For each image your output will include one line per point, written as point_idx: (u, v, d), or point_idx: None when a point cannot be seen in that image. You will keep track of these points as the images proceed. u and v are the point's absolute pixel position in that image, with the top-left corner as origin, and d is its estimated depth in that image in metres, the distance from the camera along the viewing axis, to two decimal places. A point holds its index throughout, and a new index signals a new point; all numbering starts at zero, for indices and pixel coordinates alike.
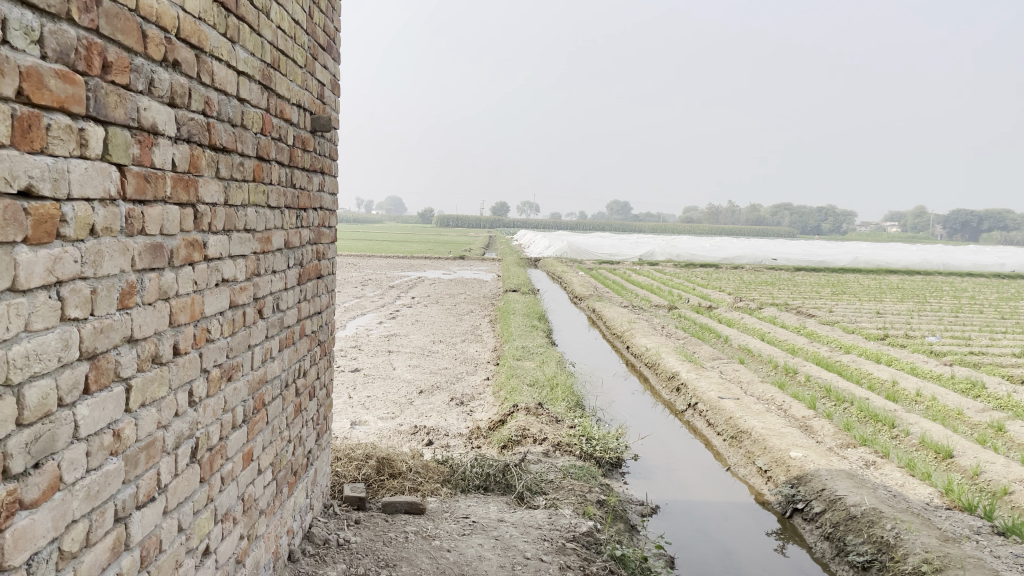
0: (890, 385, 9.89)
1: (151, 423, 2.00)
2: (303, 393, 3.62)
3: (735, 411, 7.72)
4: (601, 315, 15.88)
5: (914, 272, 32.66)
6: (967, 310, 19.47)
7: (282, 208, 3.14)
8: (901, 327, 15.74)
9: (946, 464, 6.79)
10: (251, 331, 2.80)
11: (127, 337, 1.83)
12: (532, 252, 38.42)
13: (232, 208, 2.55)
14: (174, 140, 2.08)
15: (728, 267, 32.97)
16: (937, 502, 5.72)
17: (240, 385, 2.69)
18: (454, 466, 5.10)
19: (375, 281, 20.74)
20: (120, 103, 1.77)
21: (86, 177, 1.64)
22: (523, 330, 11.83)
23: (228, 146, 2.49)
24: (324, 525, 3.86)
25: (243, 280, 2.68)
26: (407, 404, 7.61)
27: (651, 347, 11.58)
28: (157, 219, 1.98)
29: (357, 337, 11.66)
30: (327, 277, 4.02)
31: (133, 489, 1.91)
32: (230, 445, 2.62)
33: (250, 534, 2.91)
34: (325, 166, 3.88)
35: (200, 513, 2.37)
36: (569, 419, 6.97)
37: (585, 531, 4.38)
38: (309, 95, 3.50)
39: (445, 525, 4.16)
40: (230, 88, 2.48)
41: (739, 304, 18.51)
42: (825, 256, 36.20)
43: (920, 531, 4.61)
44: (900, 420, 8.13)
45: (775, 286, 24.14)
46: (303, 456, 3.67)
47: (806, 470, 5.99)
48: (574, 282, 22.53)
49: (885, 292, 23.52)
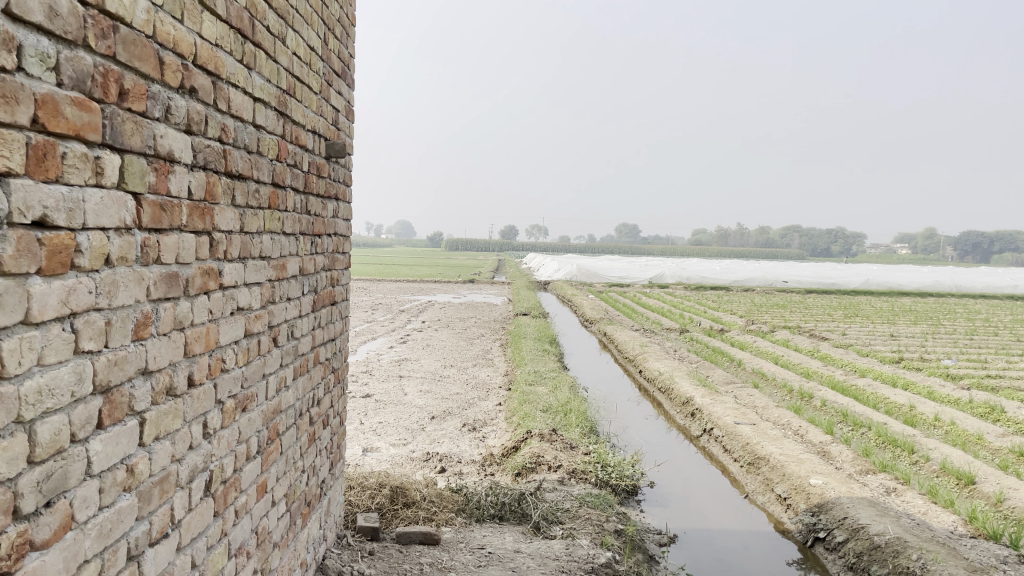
0: (908, 409, 9.75)
1: (165, 457, 1.94)
2: (317, 422, 3.57)
3: (752, 437, 7.61)
4: (612, 338, 15.79)
5: (926, 294, 32.42)
6: (982, 332, 19.28)
7: (297, 234, 3.11)
8: (916, 350, 15.59)
9: (968, 490, 6.67)
10: (266, 360, 2.75)
11: (141, 369, 1.79)
12: (541, 275, 38.35)
13: (248, 235, 2.52)
14: (190, 167, 2.05)
15: (738, 289, 32.80)
16: (962, 530, 5.60)
17: (255, 415, 2.64)
18: (469, 495, 5.02)
19: (385, 305, 20.75)
20: (137, 130, 1.74)
21: (102, 207, 1.60)
22: (535, 355, 11.75)
23: (244, 172, 2.45)
24: (338, 557, 3.79)
25: (259, 307, 2.64)
26: (419, 430, 7.54)
27: (664, 371, 11.48)
28: (172, 248, 1.94)
29: (367, 361, 11.62)
30: (341, 303, 3.98)
31: (146, 526, 1.85)
32: (244, 477, 2.56)
33: (264, 568, 2.85)
34: (339, 192, 3.85)
35: (213, 548, 2.30)
36: (584, 445, 6.88)
37: (604, 562, 4.29)
38: (323, 121, 3.48)
39: (461, 556, 4.08)
40: (247, 115, 2.46)
41: (751, 327, 18.39)
42: (836, 278, 35.98)
43: (947, 561, 4.49)
44: (920, 445, 8.00)
45: (788, 309, 24.00)
46: (317, 486, 3.61)
47: (827, 498, 5.88)
48: (585, 305, 22.42)
49: (898, 314, 23.32)
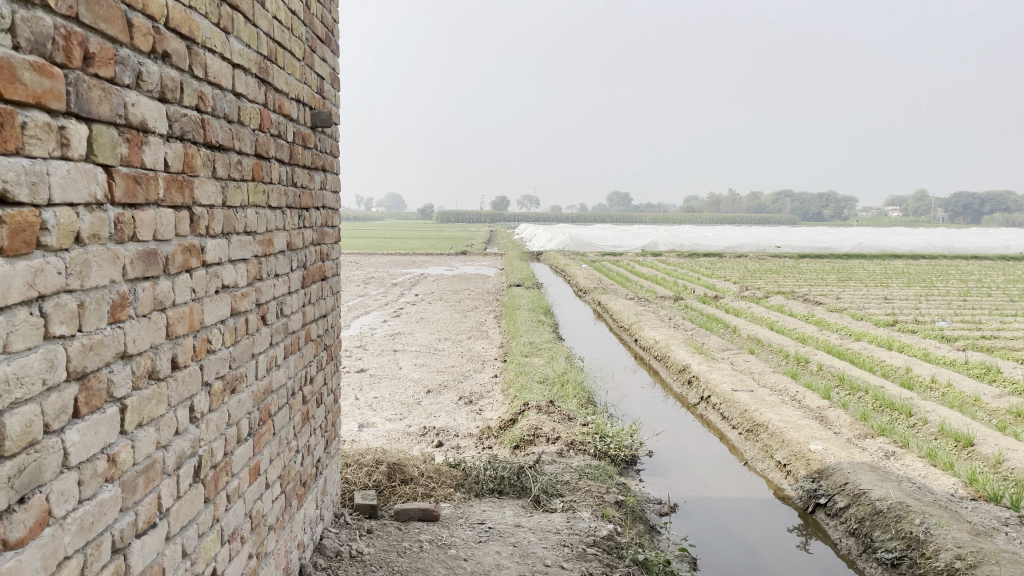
0: (904, 372, 9.74)
1: (150, 444, 1.85)
2: (310, 400, 3.48)
3: (750, 403, 7.57)
4: (607, 308, 15.71)
5: (918, 256, 32.47)
6: (975, 293, 19.32)
7: (283, 207, 2.99)
8: (910, 312, 15.60)
9: (967, 452, 6.66)
10: (255, 339, 2.66)
11: (120, 353, 1.69)
12: (534, 245, 38.17)
13: (231, 210, 2.41)
14: (166, 138, 1.94)
15: (731, 255, 32.75)
16: (962, 493, 5.58)
17: (245, 396, 2.55)
18: (467, 470, 4.96)
19: (377, 279, 20.63)
20: (105, 98, 1.63)
21: (69, 180, 1.49)
22: (530, 326, 11.68)
23: (224, 143, 2.33)
24: (336, 536, 3.72)
25: (245, 285, 2.54)
26: (415, 405, 7.48)
27: (659, 339, 11.43)
28: (150, 224, 1.84)
29: (361, 336, 11.53)
30: (332, 278, 3.87)
31: (132, 517, 1.77)
32: (236, 461, 2.47)
33: (260, 552, 2.77)
34: (326, 164, 3.72)
35: (205, 535, 2.22)
36: (581, 416, 6.82)
37: (606, 535, 4.23)
38: (308, 89, 3.34)
39: (461, 532, 4.02)
40: (226, 82, 2.33)
41: (745, 293, 18.34)
42: (829, 242, 35.90)
43: (950, 526, 4.44)
44: (917, 408, 7.98)
45: (781, 274, 23.93)
46: (312, 466, 3.53)
47: (827, 463, 5.83)
48: (578, 275, 22.36)
49: (891, 277, 23.31)
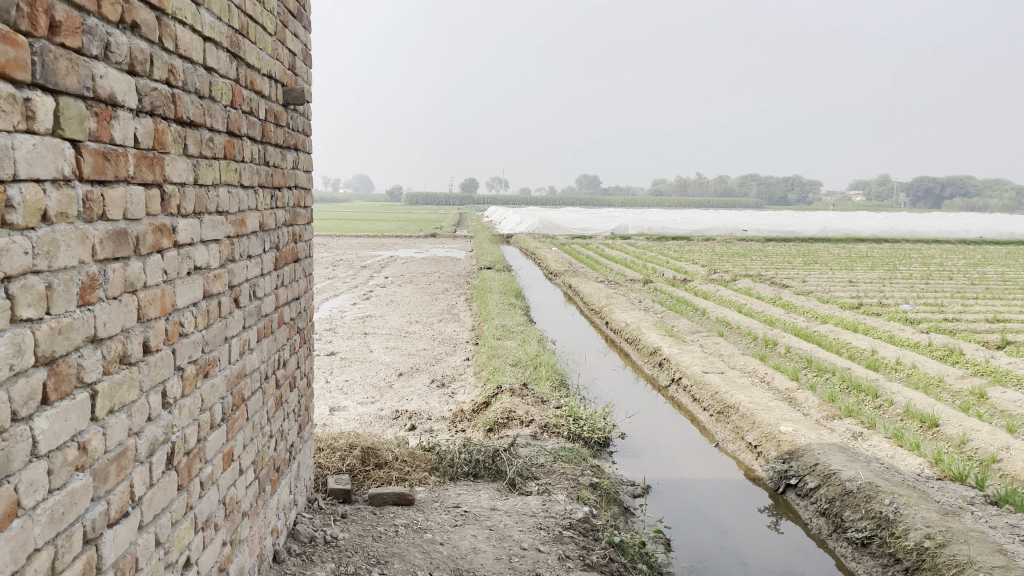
0: (870, 354, 9.89)
1: (122, 431, 1.79)
2: (283, 384, 3.41)
3: (721, 385, 7.63)
4: (578, 291, 15.74)
5: (882, 240, 32.98)
6: (936, 276, 19.69)
7: (255, 187, 2.91)
8: (875, 295, 15.85)
9: (932, 433, 6.78)
10: (228, 322, 2.59)
11: (90, 337, 1.62)
12: (503, 228, 38.10)
13: (203, 188, 2.33)
14: (136, 113, 1.86)
15: (700, 238, 32.98)
16: (928, 473, 5.68)
17: (218, 381, 2.48)
18: (441, 453, 4.92)
19: (346, 261, 20.44)
20: (72, 69, 1.55)
21: (34, 155, 1.42)
22: (501, 308, 11.65)
23: (196, 119, 2.25)
24: (310, 522, 3.67)
25: (218, 266, 2.46)
26: (387, 388, 7.42)
27: (630, 322, 11.47)
28: (119, 202, 1.76)
29: (331, 319, 11.42)
30: (305, 260, 3.79)
31: (103, 507, 1.71)
32: (209, 447, 2.41)
33: (234, 539, 2.71)
34: (299, 142, 3.63)
35: (179, 523, 2.16)
36: (555, 399, 6.82)
37: (582, 518, 4.23)
38: (280, 65, 3.25)
39: (436, 516, 3.99)
40: (197, 55, 2.25)
41: (714, 276, 18.48)
42: (795, 226, 36.30)
43: (919, 506, 4.51)
44: (884, 388, 8.11)
45: (748, 257, 24.14)
46: (285, 450, 3.47)
47: (798, 444, 5.89)
48: (548, 257, 22.35)
49: (856, 260, 23.67)
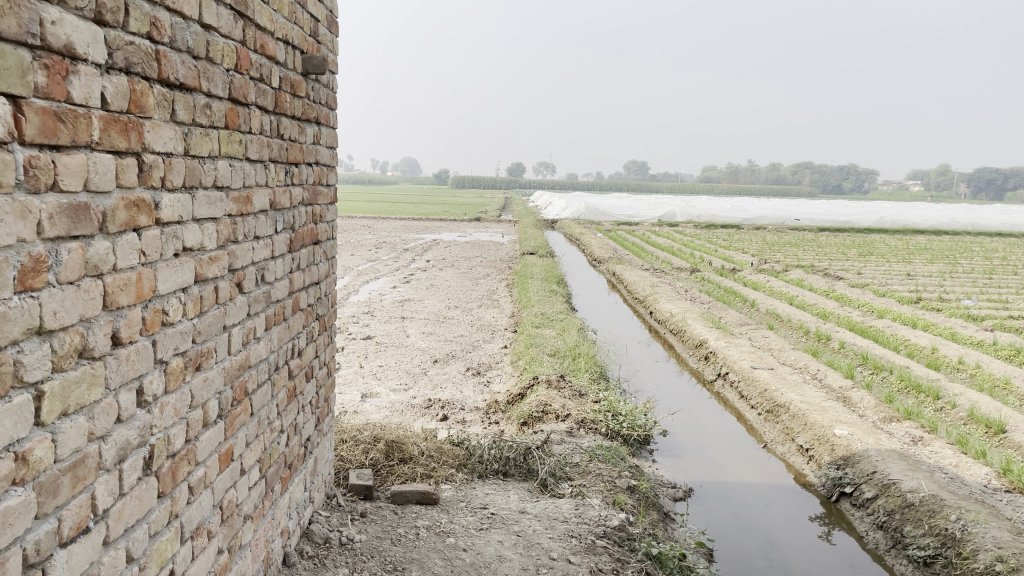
0: (930, 353, 9.34)
1: (80, 436, 1.55)
2: (298, 374, 3.17)
3: (770, 382, 7.23)
4: (622, 279, 15.32)
5: (942, 231, 31.79)
6: (1001, 271, 18.82)
7: (264, 161, 2.65)
8: (934, 289, 15.13)
9: (998, 440, 6.32)
10: (227, 310, 2.34)
11: (32, 329, 1.39)
12: (549, 212, 37.59)
13: (196, 159, 2.08)
14: (104, 69, 1.61)
15: (749, 226, 32.20)
16: (995, 484, 5.25)
17: (213, 375, 2.24)
18: (471, 448, 4.65)
19: (390, 243, 20.33)
20: (10, 10, 1.30)
21: None
22: (542, 295, 11.34)
23: (188, 82, 2.00)
24: (325, 521, 3.44)
25: (213, 248, 2.22)
26: (421, 375, 7.20)
27: (676, 312, 11.06)
28: (78, 171, 1.51)
29: (369, 302, 11.25)
30: (326, 243, 3.54)
31: (53, 525, 1.47)
32: (201, 448, 2.18)
33: (232, 546, 2.49)
34: (321, 116, 3.38)
35: (159, 535, 1.93)
36: (593, 392, 6.52)
37: (617, 526, 3.94)
38: (298, 29, 2.99)
39: (461, 518, 3.73)
40: (189, 10, 1.98)
41: (764, 266, 17.88)
42: (848, 215, 35.18)
43: (989, 523, 4.12)
44: (946, 390, 7.61)
45: (800, 248, 23.37)
46: (299, 446, 3.24)
47: (853, 450, 5.50)
48: (593, 243, 21.92)
49: (914, 252, 22.74)
